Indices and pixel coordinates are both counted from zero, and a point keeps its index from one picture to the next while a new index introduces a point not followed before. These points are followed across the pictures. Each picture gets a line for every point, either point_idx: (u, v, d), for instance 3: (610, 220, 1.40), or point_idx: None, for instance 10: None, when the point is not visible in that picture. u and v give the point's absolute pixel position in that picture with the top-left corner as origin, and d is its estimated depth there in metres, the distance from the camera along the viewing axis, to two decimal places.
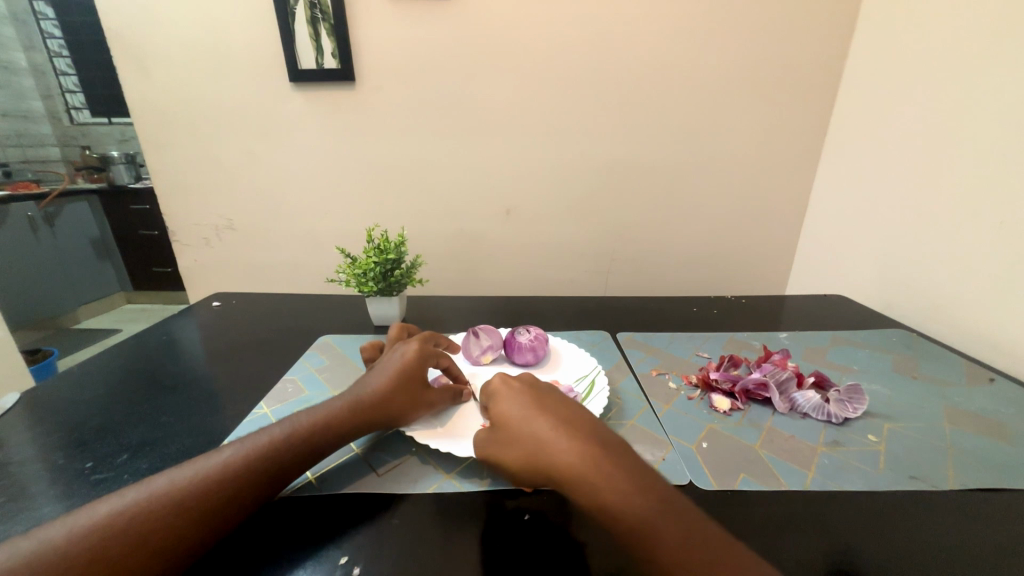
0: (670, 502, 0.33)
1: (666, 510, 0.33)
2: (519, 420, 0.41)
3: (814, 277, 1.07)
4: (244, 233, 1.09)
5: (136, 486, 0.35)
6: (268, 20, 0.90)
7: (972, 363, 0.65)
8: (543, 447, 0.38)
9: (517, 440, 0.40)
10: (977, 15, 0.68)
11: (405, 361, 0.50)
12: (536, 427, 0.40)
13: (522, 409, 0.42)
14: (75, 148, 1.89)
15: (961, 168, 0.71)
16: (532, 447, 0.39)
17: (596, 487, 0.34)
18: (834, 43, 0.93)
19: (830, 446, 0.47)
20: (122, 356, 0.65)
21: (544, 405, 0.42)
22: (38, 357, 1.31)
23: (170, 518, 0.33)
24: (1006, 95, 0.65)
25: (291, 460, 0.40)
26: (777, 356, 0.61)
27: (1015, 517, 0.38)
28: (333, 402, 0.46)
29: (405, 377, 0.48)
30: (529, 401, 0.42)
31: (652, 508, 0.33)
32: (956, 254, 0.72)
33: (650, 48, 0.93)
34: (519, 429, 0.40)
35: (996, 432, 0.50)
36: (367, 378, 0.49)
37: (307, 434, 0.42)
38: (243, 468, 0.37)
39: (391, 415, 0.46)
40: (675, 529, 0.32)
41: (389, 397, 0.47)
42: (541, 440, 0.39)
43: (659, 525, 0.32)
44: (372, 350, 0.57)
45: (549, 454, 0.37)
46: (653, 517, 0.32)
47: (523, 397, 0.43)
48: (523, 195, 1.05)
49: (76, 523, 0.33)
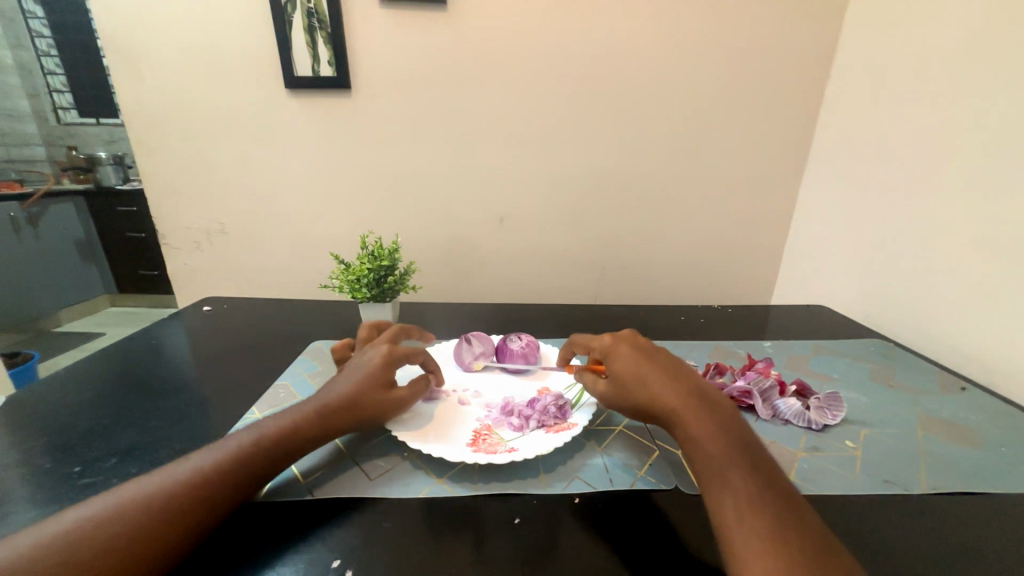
0: (754, 459, 0.38)
1: (748, 466, 0.37)
2: (636, 362, 0.47)
3: (799, 287, 1.09)
4: (235, 237, 1.09)
5: (106, 494, 0.35)
6: (263, 26, 0.90)
7: (947, 372, 0.66)
8: (652, 386, 0.44)
9: (633, 379, 0.46)
10: (953, 40, 0.71)
11: (375, 363, 0.50)
12: (653, 372, 0.45)
13: (641, 358, 0.48)
14: (60, 148, 1.84)
15: (938, 183, 0.73)
16: (650, 385, 0.45)
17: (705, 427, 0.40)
18: (819, 61, 0.96)
19: (810, 452, 0.48)
20: (110, 359, 0.64)
21: (654, 359, 0.47)
22: (18, 360, 1.27)
23: (144, 522, 0.33)
24: (980, 113, 0.67)
25: (264, 465, 0.40)
26: (761, 364, 0.62)
27: (988, 521, 0.40)
28: (301, 407, 0.46)
29: (375, 378, 0.48)
30: (644, 354, 0.48)
31: (736, 458, 0.38)
32: (934, 267, 0.74)
33: (641, 62, 0.95)
34: (633, 368, 0.47)
35: (967, 439, 0.51)
36: (336, 381, 0.49)
37: (278, 438, 0.42)
38: (216, 472, 0.37)
39: (359, 417, 0.46)
40: (750, 478, 0.36)
41: (356, 400, 0.46)
42: (658, 381, 0.44)
43: (735, 472, 0.37)
44: (342, 350, 0.57)
45: (656, 392, 0.44)
46: (744, 462, 0.38)
47: (637, 352, 0.49)
48: (516, 202, 1.05)
49: (43, 533, 0.32)
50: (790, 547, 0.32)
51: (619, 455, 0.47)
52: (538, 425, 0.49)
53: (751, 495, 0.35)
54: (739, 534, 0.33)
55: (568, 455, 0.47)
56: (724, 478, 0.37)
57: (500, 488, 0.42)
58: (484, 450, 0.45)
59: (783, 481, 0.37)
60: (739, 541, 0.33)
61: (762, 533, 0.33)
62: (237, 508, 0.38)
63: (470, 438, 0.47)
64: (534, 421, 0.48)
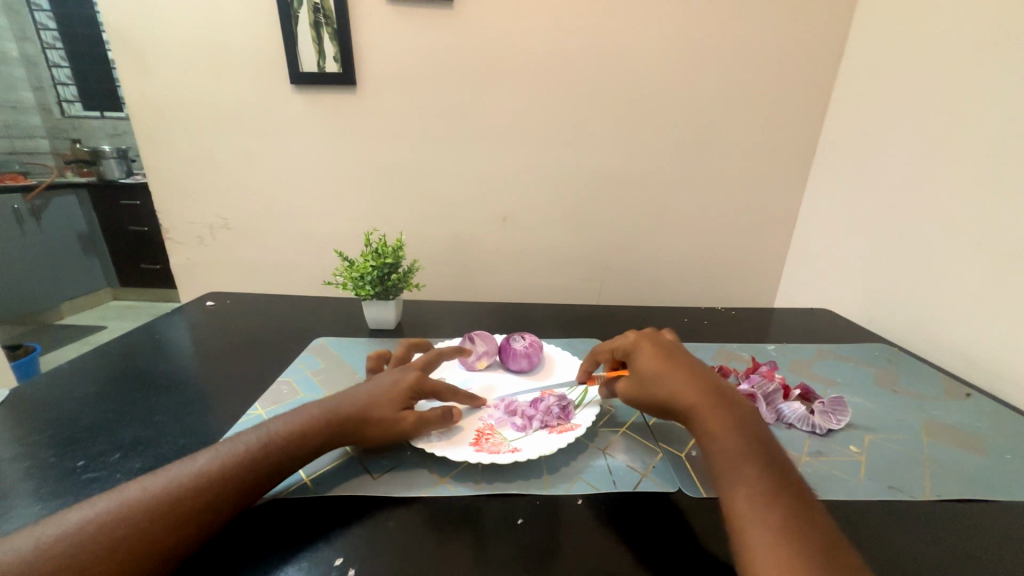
0: (769, 455, 0.38)
1: (763, 460, 0.38)
2: (657, 359, 0.48)
3: (802, 290, 1.09)
4: (237, 233, 1.09)
5: (106, 495, 0.35)
6: (269, 21, 0.90)
7: (951, 379, 0.66)
8: (671, 381, 0.45)
9: (653, 376, 0.47)
10: (961, 45, 0.71)
11: (395, 386, 0.48)
12: (672, 372, 0.46)
13: (662, 355, 0.49)
14: (64, 141, 1.85)
15: (944, 189, 0.73)
16: (667, 383, 0.46)
17: (719, 424, 0.41)
18: (825, 63, 0.96)
19: (814, 457, 0.48)
20: (112, 354, 0.64)
21: (676, 360, 0.48)
22: (19, 353, 1.27)
23: (146, 524, 0.33)
24: (987, 118, 0.67)
25: (269, 467, 0.39)
26: (765, 367, 0.62)
27: (993, 529, 0.39)
28: (308, 411, 0.45)
29: (386, 400, 0.46)
30: (665, 356, 0.49)
31: (749, 451, 0.38)
32: (939, 273, 0.74)
33: (647, 62, 0.95)
34: (653, 364, 0.48)
35: (972, 446, 0.51)
36: (353, 392, 0.47)
37: (285, 441, 0.41)
38: (219, 473, 0.37)
39: (359, 434, 0.44)
40: (764, 470, 0.37)
41: (363, 417, 0.45)
42: (676, 381, 0.45)
43: (749, 463, 0.37)
44: (376, 362, 0.55)
45: (674, 387, 0.45)
46: (755, 456, 0.38)
47: (660, 354, 0.49)
48: (520, 202, 1.05)
49: (45, 533, 0.32)
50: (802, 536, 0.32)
51: (622, 456, 0.47)
52: (540, 426, 0.49)
53: (765, 486, 0.36)
54: (749, 522, 0.34)
55: (571, 456, 0.47)
56: (737, 470, 0.37)
57: (502, 488, 0.42)
58: (488, 449, 0.45)
59: (795, 477, 0.37)
60: (750, 529, 0.33)
61: (773, 521, 0.33)
62: (241, 510, 0.38)
63: (474, 437, 0.47)
64: (537, 422, 0.49)
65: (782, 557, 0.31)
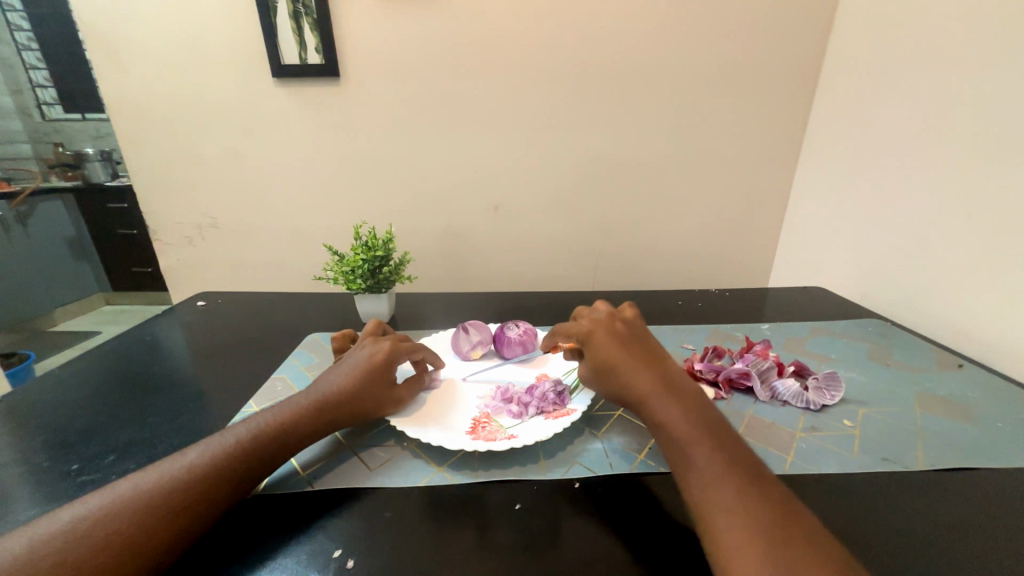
0: (727, 444, 0.38)
1: (723, 452, 0.38)
2: (610, 345, 0.48)
3: (795, 268, 1.09)
4: (227, 231, 1.08)
5: (97, 494, 0.35)
6: (248, 13, 0.88)
7: (943, 350, 0.67)
8: (627, 373, 0.46)
9: (611, 364, 0.47)
10: (947, 17, 0.70)
11: (374, 359, 0.50)
12: (626, 360, 0.47)
13: (613, 340, 0.50)
14: (46, 145, 1.72)
15: (933, 163, 0.73)
16: (622, 371, 0.46)
17: (673, 414, 0.41)
18: (814, 38, 0.95)
19: (808, 432, 0.48)
20: (104, 357, 0.64)
21: (630, 345, 0.49)
22: (14, 360, 1.27)
23: (141, 516, 0.33)
24: (977, 89, 0.66)
25: (261, 458, 0.40)
26: (759, 346, 0.62)
27: (981, 495, 0.40)
28: (296, 401, 0.45)
29: (372, 374, 0.48)
30: (618, 340, 0.49)
31: (704, 440, 0.39)
32: (930, 247, 0.74)
33: (634, 42, 0.93)
34: (609, 354, 0.48)
35: (964, 416, 0.52)
36: (332, 375, 0.49)
37: (274, 432, 0.42)
38: (210, 467, 0.38)
39: (357, 411, 0.46)
40: (716, 457, 0.37)
41: (356, 394, 0.47)
42: (629, 369, 0.46)
43: (704, 452, 0.38)
44: (342, 340, 0.58)
45: (633, 380, 0.45)
46: (707, 443, 0.38)
47: (613, 337, 0.50)
48: (512, 190, 1.05)
49: (37, 533, 0.32)
50: (761, 521, 0.32)
51: (618, 438, 0.47)
52: (536, 412, 0.49)
53: (721, 473, 0.36)
54: (710, 509, 0.34)
55: (568, 441, 0.47)
56: (691, 459, 0.38)
57: (501, 474, 0.42)
58: (484, 437, 0.45)
59: (751, 457, 0.38)
60: (714, 524, 0.33)
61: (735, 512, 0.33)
62: (237, 502, 0.38)
63: (470, 426, 0.47)
64: (533, 408, 0.49)
65: (750, 547, 0.31)
